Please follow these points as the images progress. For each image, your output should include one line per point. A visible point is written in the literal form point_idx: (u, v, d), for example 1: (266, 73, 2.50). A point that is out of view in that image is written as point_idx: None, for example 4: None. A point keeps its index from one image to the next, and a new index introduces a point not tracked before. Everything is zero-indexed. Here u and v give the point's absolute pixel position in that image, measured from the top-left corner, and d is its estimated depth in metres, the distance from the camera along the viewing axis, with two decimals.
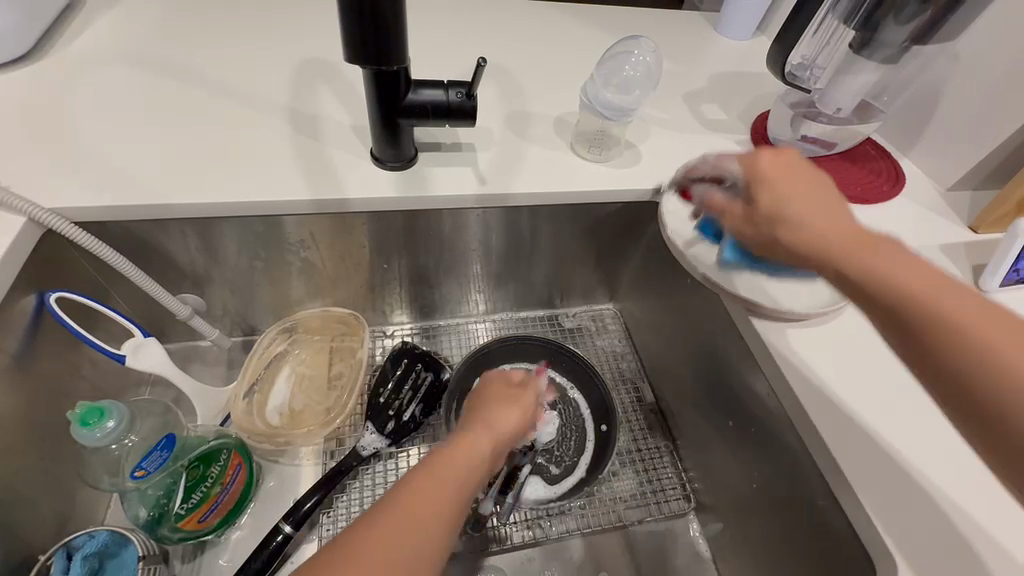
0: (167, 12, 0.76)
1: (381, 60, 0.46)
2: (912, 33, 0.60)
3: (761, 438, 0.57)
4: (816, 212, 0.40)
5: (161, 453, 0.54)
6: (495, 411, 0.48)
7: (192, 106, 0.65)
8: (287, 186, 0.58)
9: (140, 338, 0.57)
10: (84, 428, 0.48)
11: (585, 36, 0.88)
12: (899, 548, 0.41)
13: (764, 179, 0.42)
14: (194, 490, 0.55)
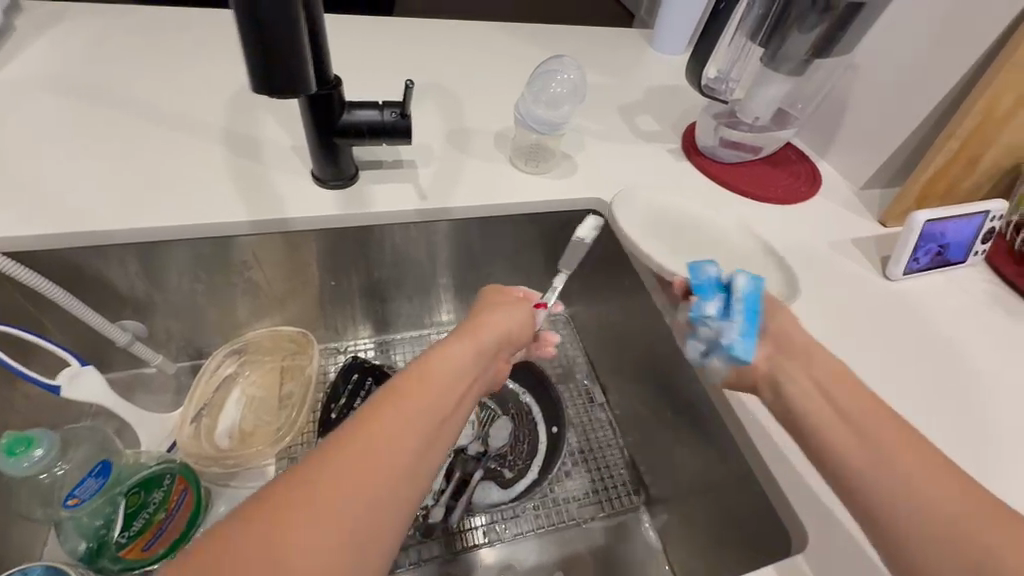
0: (101, 39, 0.76)
1: (285, 86, 0.45)
2: (812, 46, 0.65)
3: (696, 428, 0.60)
4: (816, 362, 0.42)
5: (96, 479, 0.54)
6: (490, 314, 0.46)
7: (127, 133, 0.65)
8: (226, 209, 0.59)
9: (75, 369, 0.56)
10: (10, 458, 0.49)
11: (524, 54, 0.92)
12: (812, 527, 0.45)
13: (787, 342, 0.43)
14: (135, 518, 0.54)
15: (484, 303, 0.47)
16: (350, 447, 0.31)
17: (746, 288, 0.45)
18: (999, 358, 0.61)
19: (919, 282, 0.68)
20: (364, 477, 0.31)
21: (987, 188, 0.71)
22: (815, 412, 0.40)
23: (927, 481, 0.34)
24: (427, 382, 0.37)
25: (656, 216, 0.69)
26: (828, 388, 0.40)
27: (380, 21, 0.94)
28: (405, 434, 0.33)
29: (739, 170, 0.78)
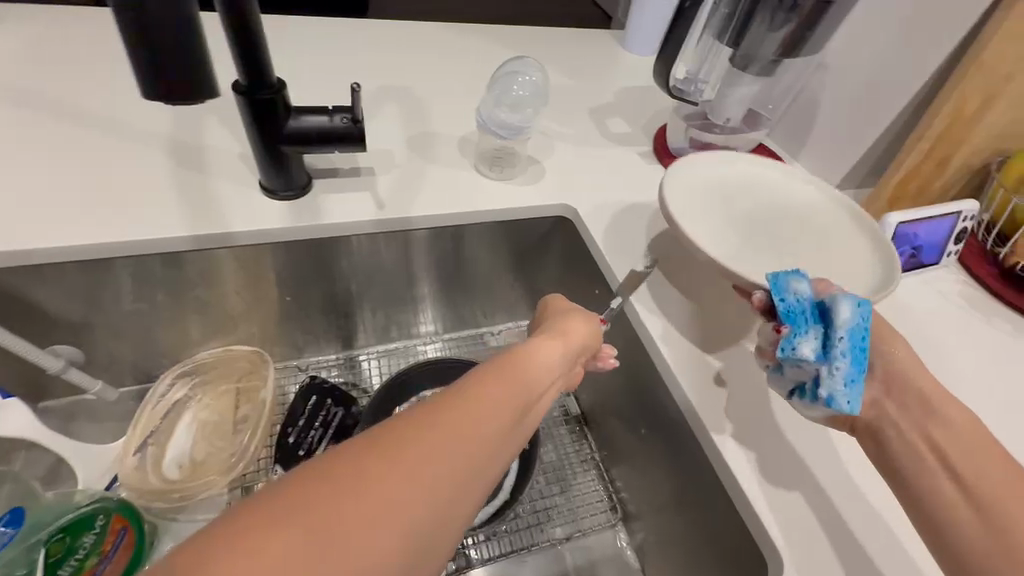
0: (32, 41, 0.71)
1: (192, 92, 0.38)
2: (780, 47, 0.64)
3: (672, 442, 0.57)
4: (931, 415, 0.37)
5: (7, 529, 0.50)
6: (568, 326, 0.44)
7: (56, 142, 0.60)
8: (165, 224, 0.55)
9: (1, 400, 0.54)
10: None
11: (490, 55, 0.89)
12: (787, 552, 0.44)
13: (896, 380, 0.38)
14: (62, 565, 0.50)
15: (560, 317, 0.46)
16: (431, 425, 0.28)
17: (849, 323, 0.39)
18: (973, 361, 0.60)
19: (893, 285, 0.67)
20: (444, 458, 0.28)
21: (958, 188, 0.70)
22: (909, 451, 0.36)
23: (1006, 503, 0.33)
24: (514, 371, 0.35)
25: (704, 204, 0.59)
26: (936, 441, 0.36)
27: (340, 22, 0.90)
28: (485, 424, 0.30)
29: None
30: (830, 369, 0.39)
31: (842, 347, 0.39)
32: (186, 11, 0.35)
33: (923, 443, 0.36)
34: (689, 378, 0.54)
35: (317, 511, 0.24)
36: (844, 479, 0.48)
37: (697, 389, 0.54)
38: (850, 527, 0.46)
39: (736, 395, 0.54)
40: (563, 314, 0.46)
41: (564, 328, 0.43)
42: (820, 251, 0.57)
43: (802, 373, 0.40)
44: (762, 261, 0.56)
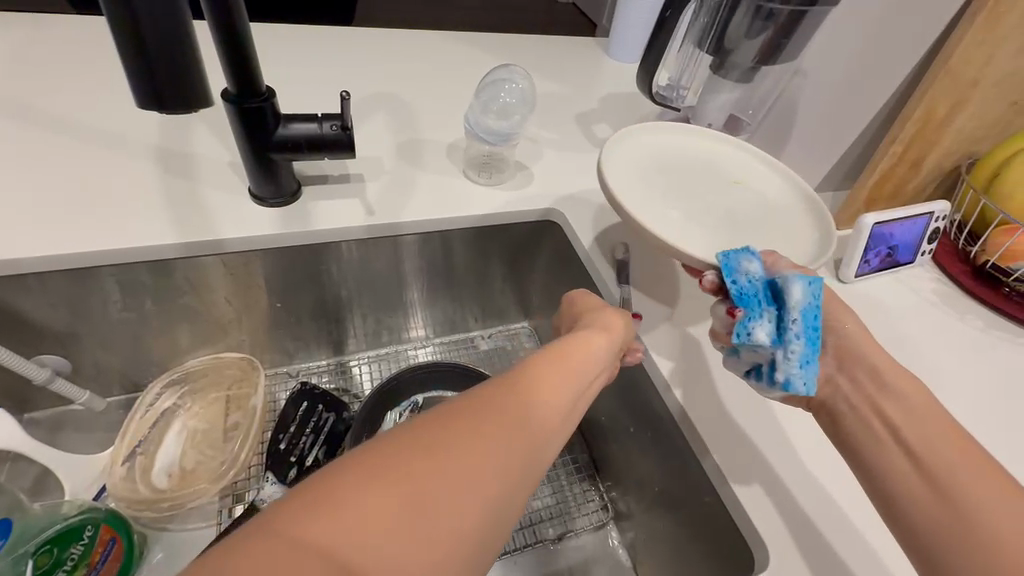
0: (16, 50, 0.70)
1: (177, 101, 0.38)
2: (757, 56, 0.66)
3: (660, 440, 0.58)
4: (880, 388, 0.39)
5: None
6: (606, 321, 0.45)
7: (41, 151, 0.60)
8: (154, 231, 0.55)
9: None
10: None
11: (477, 63, 0.91)
12: (775, 545, 0.45)
13: (851, 359, 0.41)
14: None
15: (596, 312, 0.47)
16: (485, 420, 0.30)
17: (801, 305, 0.40)
18: (947, 356, 0.62)
19: (871, 284, 0.69)
20: (497, 455, 0.29)
21: (931, 189, 0.73)
22: (862, 425, 0.39)
23: (949, 469, 0.34)
24: (559, 370, 0.36)
25: (649, 178, 0.61)
26: (880, 410, 0.38)
27: (328, 31, 0.90)
28: (534, 422, 0.32)
29: None
30: (784, 352, 0.40)
31: (795, 330, 0.40)
32: (175, 23, 0.35)
33: (872, 416, 0.39)
34: (675, 377, 0.56)
35: (386, 496, 0.25)
36: (824, 473, 0.50)
37: (683, 388, 0.55)
38: (834, 518, 0.47)
39: (725, 392, 0.55)
40: (598, 310, 0.48)
41: (601, 322, 0.45)
42: (762, 221, 0.59)
43: (759, 356, 0.42)
44: (705, 231, 0.57)
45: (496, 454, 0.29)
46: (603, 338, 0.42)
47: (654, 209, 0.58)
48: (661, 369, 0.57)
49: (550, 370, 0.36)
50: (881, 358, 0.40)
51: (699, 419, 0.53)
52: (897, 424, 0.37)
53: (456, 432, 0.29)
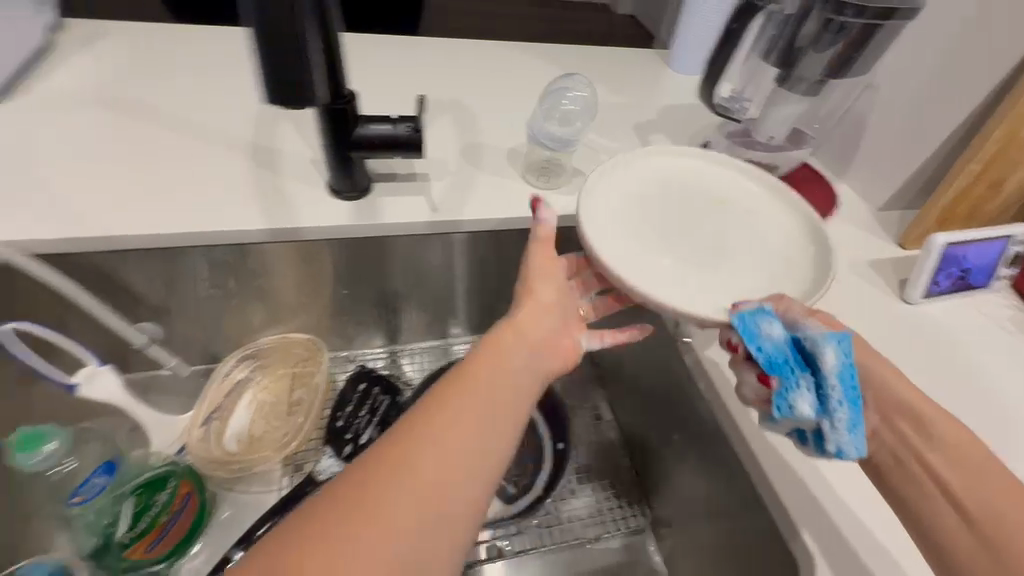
0: (136, 55, 0.80)
1: None
2: (826, 70, 0.65)
3: (707, 449, 0.58)
4: (926, 438, 0.41)
5: (100, 478, 0.56)
6: (544, 281, 0.51)
7: (154, 142, 0.67)
8: (244, 216, 0.61)
9: (94, 368, 0.57)
10: (23, 452, 0.53)
11: (539, 72, 0.94)
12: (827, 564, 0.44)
13: (888, 403, 0.43)
14: (140, 518, 0.56)
15: (533, 270, 0.51)
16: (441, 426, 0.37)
17: (837, 366, 0.40)
18: None
19: (941, 308, 0.66)
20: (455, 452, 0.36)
21: (1014, 211, 0.69)
22: (906, 477, 0.41)
23: (1006, 524, 0.37)
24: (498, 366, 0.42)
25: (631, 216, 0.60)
26: (926, 461, 0.40)
27: (401, 40, 0.96)
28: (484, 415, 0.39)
29: None
30: (832, 420, 0.40)
31: (839, 398, 0.39)
32: None
33: (916, 468, 0.41)
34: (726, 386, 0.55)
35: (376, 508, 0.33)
36: None
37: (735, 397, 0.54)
38: (894, 543, 0.45)
39: None
40: (532, 264, 0.51)
41: (539, 286, 0.50)
42: (750, 259, 0.58)
43: (802, 424, 0.41)
44: (692, 269, 0.56)
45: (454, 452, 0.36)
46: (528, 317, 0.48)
47: (637, 247, 0.57)
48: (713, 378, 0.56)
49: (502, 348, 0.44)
50: (923, 407, 0.42)
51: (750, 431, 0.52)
52: (944, 477, 0.40)
53: (425, 432, 0.36)
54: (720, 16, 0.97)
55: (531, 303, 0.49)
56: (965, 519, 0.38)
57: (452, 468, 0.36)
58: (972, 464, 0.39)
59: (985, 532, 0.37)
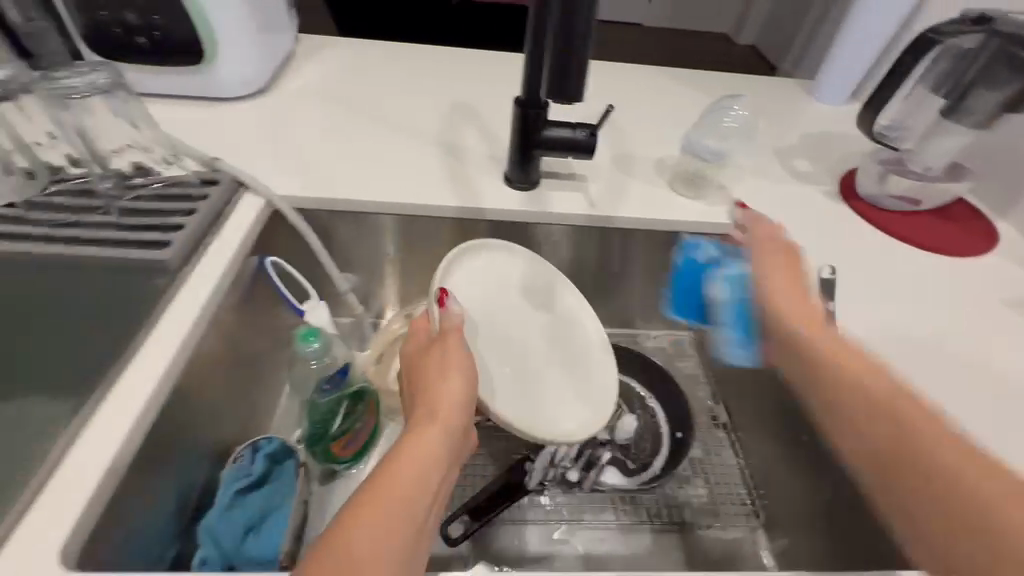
0: (349, 63, 0.98)
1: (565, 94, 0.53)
2: (1000, 102, 0.67)
3: None
4: (857, 393, 0.45)
5: (339, 378, 0.66)
6: (452, 368, 0.52)
7: (368, 131, 0.83)
8: (441, 196, 0.74)
9: (315, 300, 0.65)
10: (304, 342, 0.64)
11: (685, 91, 0.99)
12: None
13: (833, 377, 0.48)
14: (349, 419, 0.66)
15: (434, 356, 0.54)
16: (380, 489, 0.41)
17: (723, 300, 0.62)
18: None
19: None
20: (391, 509, 0.40)
21: None
22: (859, 449, 0.44)
23: (928, 467, 0.39)
24: (428, 436, 0.46)
25: (494, 299, 0.69)
26: (856, 427, 0.45)
27: None
28: (416, 476, 0.43)
29: (899, 219, 0.78)
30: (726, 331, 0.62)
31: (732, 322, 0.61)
32: None
33: (849, 433, 0.45)
34: None
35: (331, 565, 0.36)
36: None
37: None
38: None
39: None
40: (439, 352, 0.54)
41: (452, 363, 0.52)
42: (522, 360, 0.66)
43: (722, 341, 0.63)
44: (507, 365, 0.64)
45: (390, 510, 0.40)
46: (459, 385, 0.51)
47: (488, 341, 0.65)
48: None
49: (423, 438, 0.46)
50: (865, 378, 0.46)
51: None
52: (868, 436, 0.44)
53: (367, 497, 0.40)
54: (874, 51, 0.98)
55: (439, 398, 0.50)
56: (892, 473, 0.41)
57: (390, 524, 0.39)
58: (889, 422, 0.43)
59: (926, 491, 0.39)
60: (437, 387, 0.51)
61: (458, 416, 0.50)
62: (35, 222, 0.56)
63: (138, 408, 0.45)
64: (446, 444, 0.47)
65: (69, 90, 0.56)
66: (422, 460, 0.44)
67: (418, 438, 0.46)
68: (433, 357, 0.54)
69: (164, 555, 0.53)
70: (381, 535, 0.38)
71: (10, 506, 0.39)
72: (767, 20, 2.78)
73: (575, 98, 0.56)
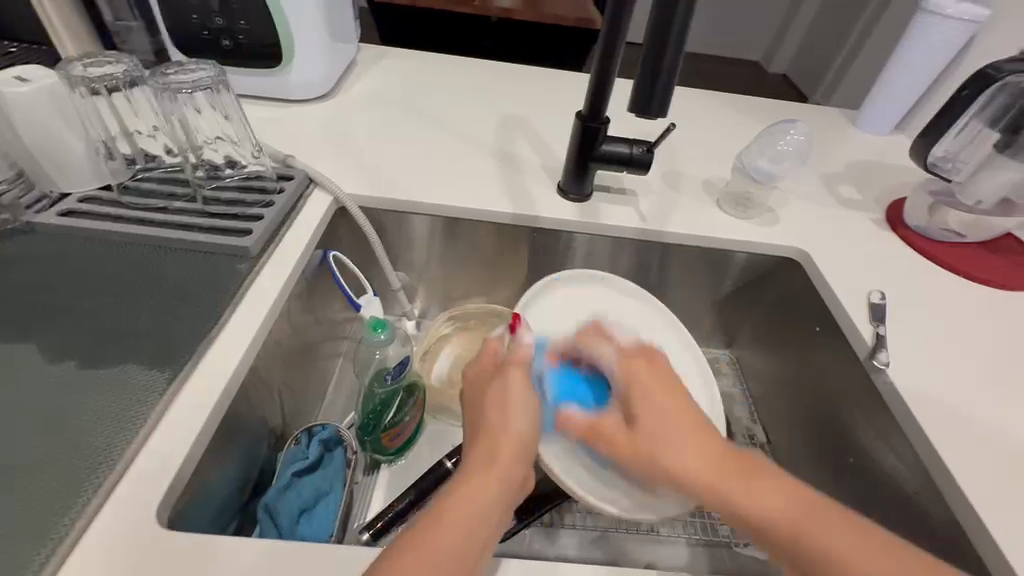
0: (409, 73, 1.03)
1: (649, 108, 0.55)
2: None
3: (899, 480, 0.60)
4: (656, 426, 0.44)
5: (400, 370, 0.68)
6: (516, 402, 0.50)
7: (427, 137, 0.87)
8: (497, 202, 0.77)
9: (372, 294, 0.68)
10: (373, 333, 0.65)
11: (733, 114, 1.02)
12: None
13: (653, 422, 0.45)
14: (399, 411, 0.69)
15: (494, 389, 0.51)
16: (434, 535, 0.39)
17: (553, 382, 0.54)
18: None
19: None
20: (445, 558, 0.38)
21: None
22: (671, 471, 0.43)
23: (795, 539, 0.37)
24: (488, 481, 0.44)
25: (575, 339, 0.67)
26: (683, 466, 0.42)
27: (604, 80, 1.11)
28: (472, 526, 0.41)
29: (947, 249, 0.78)
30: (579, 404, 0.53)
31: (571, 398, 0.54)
32: (674, 64, 0.52)
33: (659, 462, 0.44)
34: (925, 418, 0.58)
35: None
36: None
37: (937, 428, 0.57)
38: None
39: (978, 448, 0.56)
40: (500, 383, 0.51)
41: (513, 400, 0.50)
42: None
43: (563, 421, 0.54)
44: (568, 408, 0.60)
45: (445, 560, 0.38)
46: (521, 430, 0.48)
47: None
48: (908, 406, 0.59)
49: (481, 484, 0.43)
50: (672, 431, 0.44)
51: (954, 463, 0.54)
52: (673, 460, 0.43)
53: (421, 542, 0.39)
54: (922, 85, 1.00)
55: (500, 435, 0.47)
56: (746, 514, 0.39)
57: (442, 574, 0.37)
58: (684, 456, 0.42)
59: (796, 553, 0.37)
60: (500, 419, 0.48)
61: (525, 447, 0.48)
62: (135, 208, 0.61)
63: (224, 380, 0.48)
64: (509, 482, 0.45)
65: (180, 85, 0.62)
66: (490, 488, 0.43)
67: (477, 483, 0.43)
68: (496, 390, 0.51)
69: (228, 525, 0.55)
70: (444, 563, 0.38)
71: (111, 464, 0.42)
72: (801, 49, 2.80)
73: (658, 116, 0.55)
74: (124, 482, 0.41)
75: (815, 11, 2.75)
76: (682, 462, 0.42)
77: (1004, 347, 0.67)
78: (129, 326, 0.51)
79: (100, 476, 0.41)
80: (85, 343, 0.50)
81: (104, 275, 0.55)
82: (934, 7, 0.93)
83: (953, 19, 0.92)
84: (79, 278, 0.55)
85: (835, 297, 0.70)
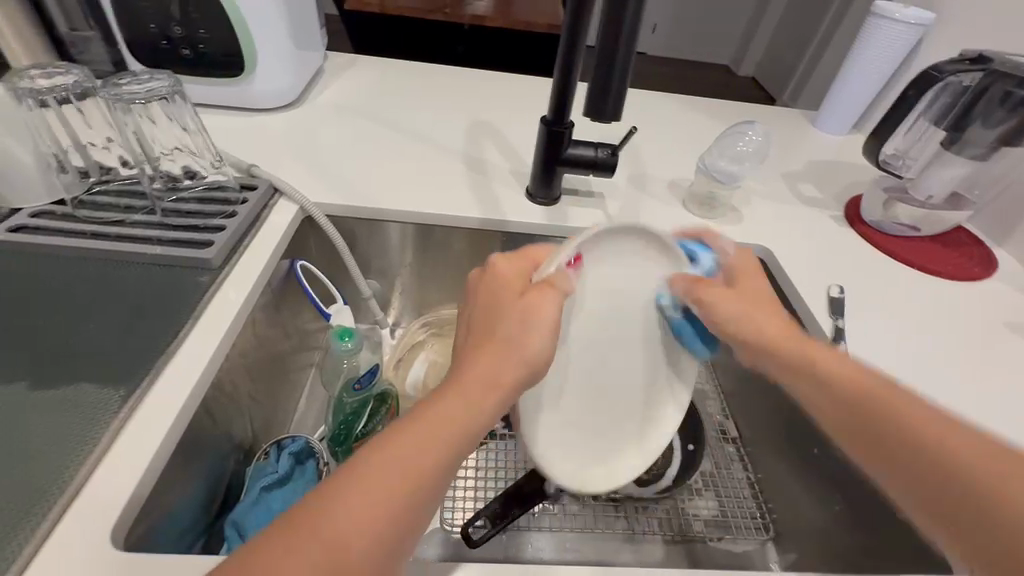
0: (377, 80, 1.03)
1: (601, 111, 0.56)
2: (1000, 134, 0.71)
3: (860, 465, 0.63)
4: (778, 342, 0.48)
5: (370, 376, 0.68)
6: (542, 322, 0.43)
7: (396, 144, 0.87)
8: (466, 207, 0.77)
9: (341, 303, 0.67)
10: (339, 341, 0.65)
11: (697, 116, 1.04)
12: None
13: (727, 307, 0.51)
14: (370, 420, 0.67)
15: (519, 304, 0.44)
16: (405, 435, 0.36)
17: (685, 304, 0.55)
18: None
19: None
20: (405, 461, 0.35)
21: None
22: (773, 362, 0.48)
23: (885, 419, 0.39)
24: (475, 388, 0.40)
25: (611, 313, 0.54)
26: (810, 390, 0.45)
27: None
28: (443, 430, 0.37)
29: (903, 242, 0.81)
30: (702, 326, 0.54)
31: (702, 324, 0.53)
32: (624, 69, 0.54)
33: (742, 345, 0.50)
34: None
35: (336, 514, 0.33)
36: None
37: None
38: None
39: None
40: (529, 301, 0.44)
41: (530, 313, 0.44)
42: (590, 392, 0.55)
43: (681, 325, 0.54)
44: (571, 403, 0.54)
45: (409, 458, 0.35)
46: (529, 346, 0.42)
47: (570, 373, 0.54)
48: None
49: (469, 388, 0.40)
50: (778, 337, 0.48)
51: None
52: (752, 357, 0.49)
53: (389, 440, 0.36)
54: (875, 86, 1.04)
55: (512, 345, 0.42)
56: (855, 421, 0.41)
57: (399, 477, 0.35)
58: (810, 354, 0.46)
59: (897, 449, 0.38)
60: (515, 337, 0.42)
61: (515, 377, 0.42)
62: (89, 222, 0.60)
63: (185, 394, 0.47)
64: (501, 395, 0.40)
65: (132, 96, 0.61)
66: (462, 411, 0.39)
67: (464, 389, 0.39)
68: (517, 301, 0.45)
69: (193, 546, 0.54)
70: (406, 468, 0.35)
71: (63, 486, 0.41)
72: (767, 52, 2.88)
73: (611, 120, 0.56)
74: (79, 502, 0.40)
75: (779, 15, 2.82)
76: (826, 381, 0.44)
77: (958, 334, 0.70)
78: (83, 345, 0.50)
79: (52, 497, 0.40)
80: (36, 363, 0.48)
81: (57, 291, 0.54)
82: (884, 12, 0.97)
83: (902, 23, 0.96)
84: (32, 295, 0.53)
85: (798, 291, 0.72)
